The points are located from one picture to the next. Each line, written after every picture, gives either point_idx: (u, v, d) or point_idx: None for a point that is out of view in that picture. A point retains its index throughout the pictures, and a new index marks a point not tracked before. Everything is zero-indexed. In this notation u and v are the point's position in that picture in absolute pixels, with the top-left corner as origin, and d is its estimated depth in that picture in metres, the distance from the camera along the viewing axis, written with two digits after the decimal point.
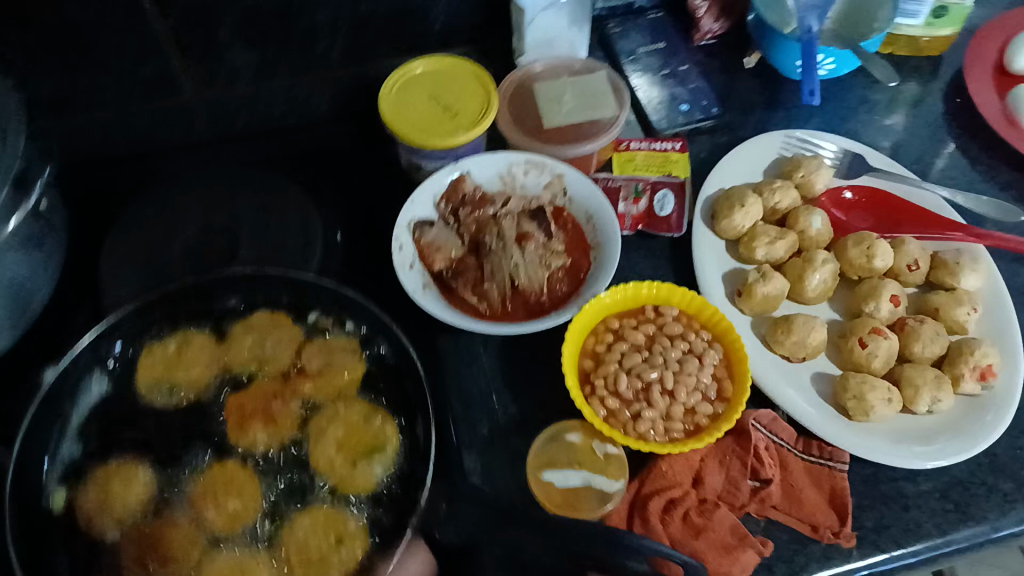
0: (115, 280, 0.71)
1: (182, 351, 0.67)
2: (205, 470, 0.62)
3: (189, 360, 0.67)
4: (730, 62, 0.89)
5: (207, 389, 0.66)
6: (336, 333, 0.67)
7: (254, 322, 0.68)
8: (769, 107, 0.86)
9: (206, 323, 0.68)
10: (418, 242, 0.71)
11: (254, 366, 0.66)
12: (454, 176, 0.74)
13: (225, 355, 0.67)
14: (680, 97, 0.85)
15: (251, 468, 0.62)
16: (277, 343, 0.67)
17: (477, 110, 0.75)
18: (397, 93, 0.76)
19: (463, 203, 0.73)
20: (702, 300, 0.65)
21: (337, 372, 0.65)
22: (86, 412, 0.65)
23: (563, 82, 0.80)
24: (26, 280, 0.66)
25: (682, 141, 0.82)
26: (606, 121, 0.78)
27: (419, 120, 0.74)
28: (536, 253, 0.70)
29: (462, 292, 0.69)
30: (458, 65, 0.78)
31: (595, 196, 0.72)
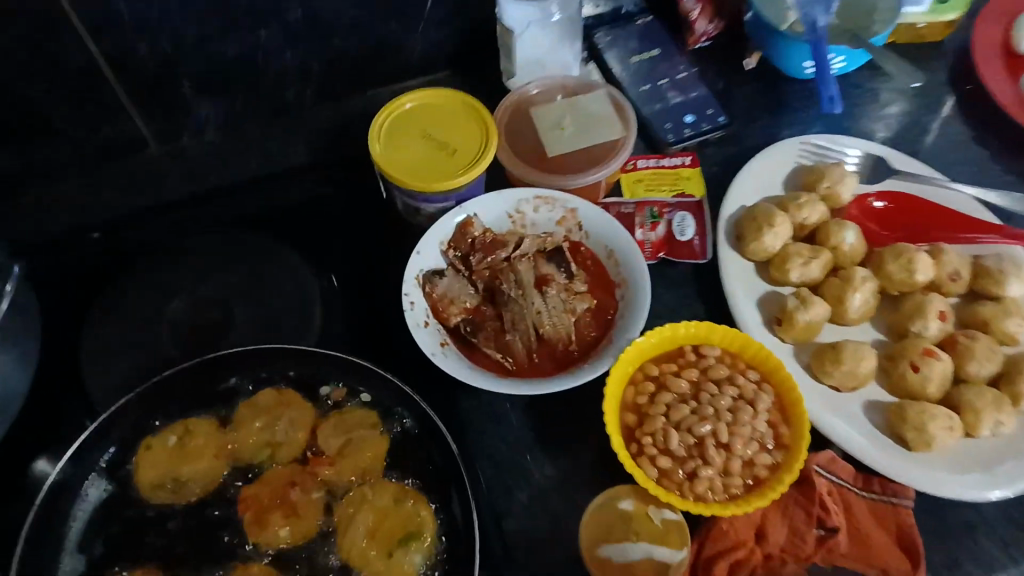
0: (105, 368, 0.66)
1: (185, 444, 0.61)
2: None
3: (194, 452, 0.60)
4: (729, 66, 0.85)
5: (217, 483, 0.60)
6: (352, 406, 0.61)
7: (261, 402, 0.62)
8: (776, 111, 0.82)
9: (207, 409, 0.62)
10: (429, 296, 0.65)
11: (267, 452, 0.60)
12: (460, 219, 0.68)
13: (233, 442, 0.61)
14: (683, 108, 0.80)
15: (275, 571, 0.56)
16: (289, 423, 0.61)
17: (476, 148, 0.70)
18: (388, 133, 0.70)
19: (473, 249, 0.67)
20: (745, 337, 0.61)
21: (360, 450, 0.59)
22: (86, 521, 0.58)
23: (562, 105, 0.75)
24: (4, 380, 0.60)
25: (691, 155, 0.78)
26: (613, 144, 0.74)
27: (416, 163, 0.69)
28: (559, 296, 0.65)
29: (484, 348, 0.64)
30: (449, 97, 0.73)
31: (614, 228, 0.67)
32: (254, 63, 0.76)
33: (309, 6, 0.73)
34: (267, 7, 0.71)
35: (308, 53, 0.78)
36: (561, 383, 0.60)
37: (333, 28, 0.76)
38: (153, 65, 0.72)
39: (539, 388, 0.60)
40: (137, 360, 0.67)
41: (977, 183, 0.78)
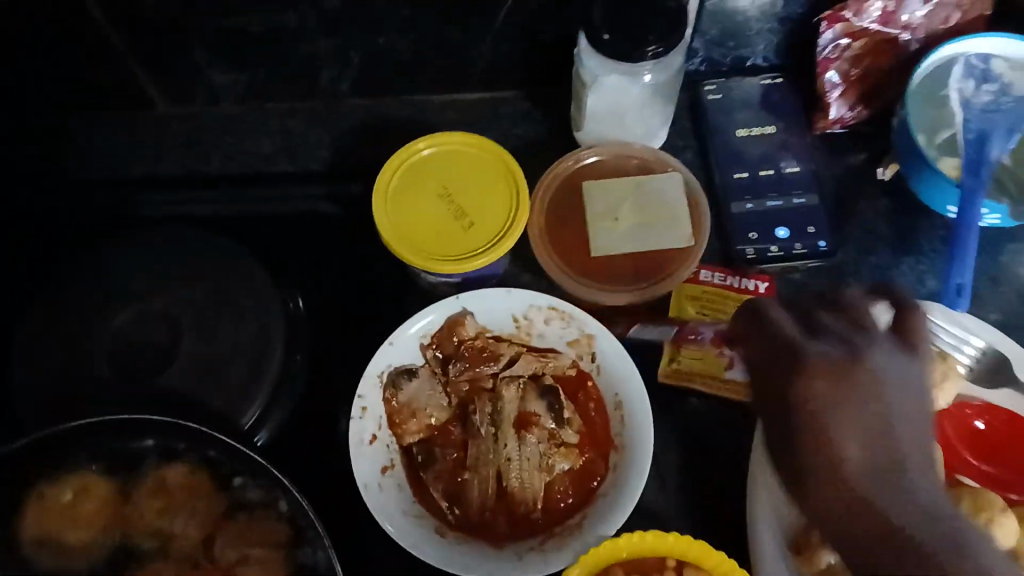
0: (28, 366, 0.59)
1: (77, 502, 0.53)
2: None
3: (84, 516, 0.53)
4: (856, 168, 0.67)
5: (99, 560, 0.52)
6: (263, 515, 0.53)
7: (170, 481, 0.54)
8: (898, 246, 0.64)
9: (115, 471, 0.55)
10: (388, 402, 0.54)
11: (159, 541, 0.53)
12: (453, 313, 0.56)
13: (129, 517, 0.53)
14: (779, 216, 0.64)
15: None
16: (189, 515, 0.53)
17: (502, 221, 0.57)
18: (397, 186, 0.58)
19: (458, 355, 0.56)
20: (742, 573, 0.48)
21: (253, 574, 0.51)
22: None
23: (622, 185, 0.61)
24: None
25: (770, 279, 0.62)
26: (675, 250, 0.59)
27: (424, 234, 0.57)
28: (537, 447, 0.53)
29: (431, 485, 0.53)
30: (477, 146, 0.59)
31: (631, 377, 0.54)
32: (281, 39, 0.64)
33: None
34: None
35: (350, 42, 0.64)
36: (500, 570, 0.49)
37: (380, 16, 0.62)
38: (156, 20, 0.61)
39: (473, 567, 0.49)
40: (63, 364, 0.59)
41: None
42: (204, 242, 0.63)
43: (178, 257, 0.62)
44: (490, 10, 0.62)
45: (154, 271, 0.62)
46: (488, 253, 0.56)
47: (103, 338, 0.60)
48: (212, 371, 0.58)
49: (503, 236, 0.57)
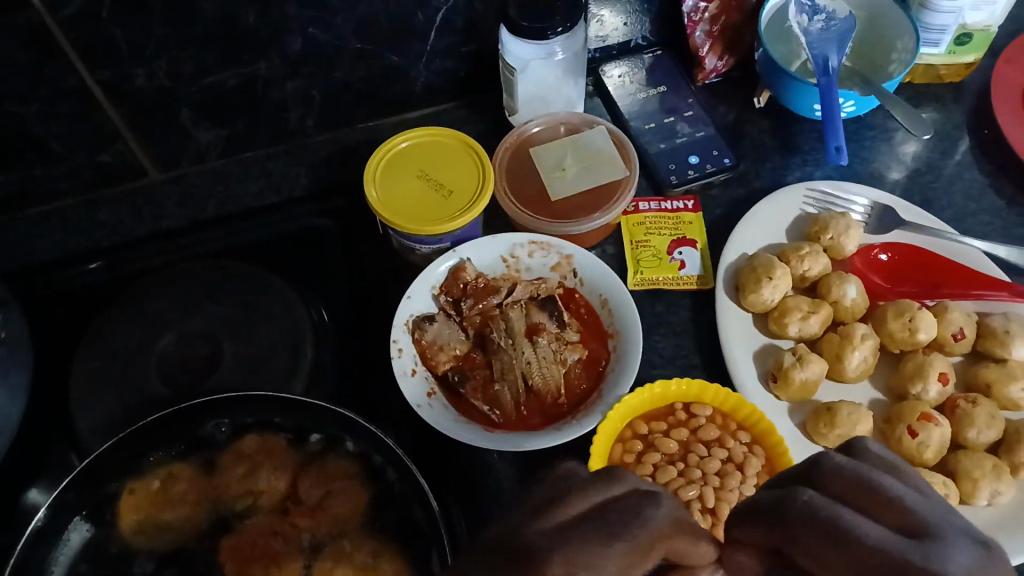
0: (93, 398, 0.66)
1: (166, 487, 0.59)
2: None
3: (177, 496, 0.59)
4: (736, 104, 0.83)
5: (199, 528, 0.59)
6: (336, 456, 0.61)
7: (245, 449, 0.61)
8: (784, 152, 0.80)
9: (193, 456, 0.62)
10: (418, 343, 0.64)
11: (249, 500, 0.60)
12: (452, 264, 0.67)
13: (216, 487, 0.60)
14: (687, 148, 0.78)
15: None
16: (271, 470, 0.60)
17: (473, 187, 0.69)
18: (383, 175, 0.69)
19: (465, 295, 0.67)
20: (738, 397, 0.60)
21: (338, 503, 0.59)
22: (70, 563, 0.57)
23: (562, 145, 0.74)
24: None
25: (694, 198, 0.76)
26: (614, 185, 0.72)
27: (412, 205, 0.68)
28: (549, 347, 0.65)
29: (472, 398, 0.63)
30: (445, 136, 0.72)
31: (609, 277, 0.66)
32: (255, 90, 0.75)
33: (310, 36, 0.71)
34: (266, 37, 0.70)
35: (312, 82, 0.76)
36: (548, 439, 0.58)
37: (335, 54, 0.74)
38: (149, 93, 0.71)
39: (526, 443, 0.58)
40: (123, 389, 0.66)
41: (994, 237, 0.75)
42: (224, 270, 0.72)
43: (202, 285, 0.71)
44: (424, 33, 0.75)
45: (185, 300, 0.71)
46: (466, 211, 0.67)
47: (152, 362, 0.68)
48: (258, 364, 0.67)
49: (476, 198, 0.68)
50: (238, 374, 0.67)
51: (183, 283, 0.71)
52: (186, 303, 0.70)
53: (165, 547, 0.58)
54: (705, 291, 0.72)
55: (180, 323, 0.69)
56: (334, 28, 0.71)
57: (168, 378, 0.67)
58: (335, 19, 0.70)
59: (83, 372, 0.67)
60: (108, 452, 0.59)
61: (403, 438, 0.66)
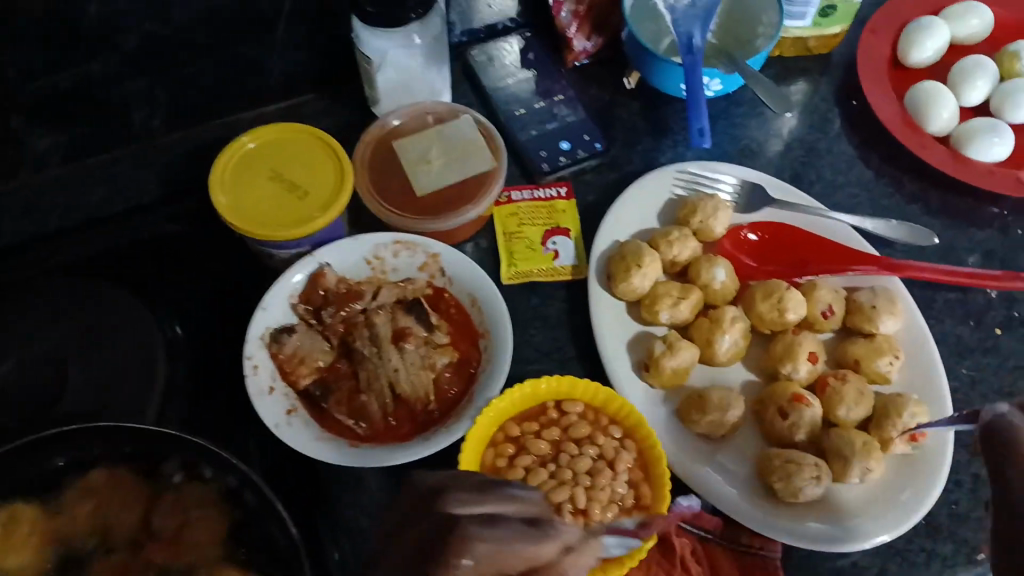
0: None
1: (7, 531, 0.54)
2: None
3: (17, 540, 0.54)
4: (607, 85, 0.81)
5: (44, 570, 0.55)
6: (192, 484, 0.58)
7: (94, 484, 0.57)
8: (656, 134, 0.79)
9: (36, 493, 0.57)
10: (276, 358, 0.61)
11: (99, 536, 0.56)
12: (312, 270, 0.63)
13: (62, 526, 0.56)
14: (558, 133, 0.76)
15: None
16: (122, 506, 0.57)
17: (330, 184, 0.65)
18: (232, 178, 0.65)
19: (326, 303, 0.64)
20: (609, 391, 0.58)
21: (196, 532, 0.56)
22: None
23: (426, 136, 0.71)
24: None
25: (567, 186, 0.74)
26: (481, 176, 0.70)
27: (266, 209, 0.64)
28: (417, 351, 0.63)
29: (337, 412, 0.60)
30: (295, 132, 0.68)
31: (476, 274, 0.64)
32: (92, 93, 0.69)
33: (147, 32, 0.66)
34: (96, 36, 0.64)
35: (155, 81, 0.71)
36: (414, 450, 0.56)
37: (178, 49, 0.69)
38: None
39: (394, 456, 0.56)
40: None
41: (861, 209, 0.76)
42: (70, 289, 0.67)
43: (44, 308, 0.66)
44: (272, 23, 0.70)
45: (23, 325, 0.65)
46: (326, 211, 0.64)
47: None
48: (108, 389, 0.62)
49: (334, 195, 0.65)
50: (87, 403, 0.62)
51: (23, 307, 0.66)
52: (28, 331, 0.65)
53: None
54: (580, 282, 0.70)
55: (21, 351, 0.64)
56: (173, 22, 0.66)
57: (13, 410, 0.62)
58: (172, 14, 0.65)
59: None
60: None
61: (269, 457, 0.62)
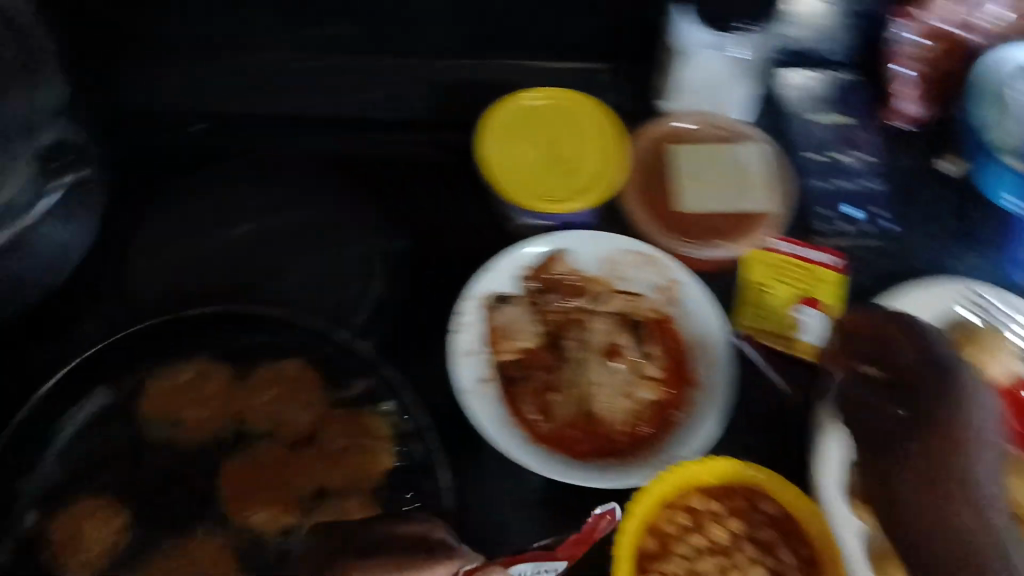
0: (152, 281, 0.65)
1: (200, 382, 0.59)
2: (177, 547, 0.54)
3: (204, 394, 0.58)
4: (921, 160, 0.71)
5: (212, 434, 0.57)
6: (368, 411, 0.58)
7: (284, 372, 0.59)
8: (958, 234, 0.68)
9: (234, 362, 0.60)
10: (487, 321, 0.59)
11: (271, 424, 0.58)
12: (550, 250, 0.61)
13: (242, 400, 0.59)
14: (846, 194, 0.70)
15: (235, 555, 0.54)
16: (298, 404, 0.58)
17: (599, 168, 0.62)
18: (503, 129, 0.63)
19: (554, 287, 0.62)
20: (812, 508, 0.52)
21: (354, 459, 0.56)
22: (84, 425, 0.58)
23: (709, 151, 0.66)
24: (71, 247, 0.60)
25: (842, 258, 0.64)
26: (754, 214, 0.64)
27: (527, 173, 0.61)
28: (623, 374, 0.59)
29: (521, 401, 0.57)
30: (581, 103, 0.65)
31: (713, 321, 0.59)
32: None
33: None
34: None
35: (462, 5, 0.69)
36: (584, 477, 0.53)
37: None
38: None
39: (555, 469, 0.53)
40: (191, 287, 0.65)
41: None
42: None
43: None
44: None
45: None
46: (586, 196, 0.61)
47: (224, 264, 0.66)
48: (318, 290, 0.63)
49: (599, 182, 0.62)
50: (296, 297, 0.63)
51: None
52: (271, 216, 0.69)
53: (176, 442, 0.57)
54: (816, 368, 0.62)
55: None
56: None
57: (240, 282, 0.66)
58: None
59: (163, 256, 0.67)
60: (166, 326, 0.60)
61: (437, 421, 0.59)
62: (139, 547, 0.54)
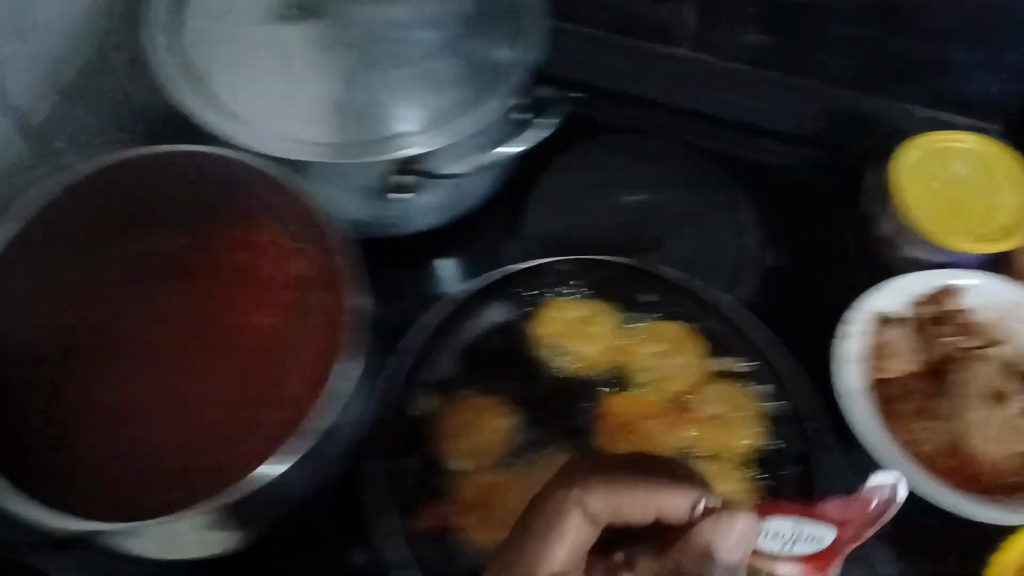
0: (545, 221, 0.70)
1: (591, 320, 0.63)
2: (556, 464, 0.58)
3: (593, 332, 0.63)
4: None
5: (597, 370, 0.62)
6: (744, 387, 0.61)
7: (666, 330, 0.63)
8: None
9: (619, 307, 0.64)
10: (876, 337, 0.61)
11: (650, 375, 0.61)
12: (948, 283, 0.63)
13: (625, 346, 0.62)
14: None
15: None
16: (681, 363, 0.61)
17: (1008, 218, 0.64)
18: (925, 155, 0.67)
19: (941, 322, 0.63)
20: None
21: (728, 427, 0.59)
22: (479, 332, 0.63)
23: None
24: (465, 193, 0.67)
25: None
26: None
27: (935, 200, 0.64)
28: (1002, 420, 0.60)
29: (899, 421, 0.59)
30: (1003, 160, 0.68)
31: None
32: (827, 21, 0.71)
33: None
34: None
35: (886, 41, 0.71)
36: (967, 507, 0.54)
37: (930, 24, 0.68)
38: None
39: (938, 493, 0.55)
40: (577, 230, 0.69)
41: None
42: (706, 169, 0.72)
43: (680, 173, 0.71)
44: None
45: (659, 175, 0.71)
46: (992, 236, 0.62)
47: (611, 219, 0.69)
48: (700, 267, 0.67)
49: (1006, 229, 0.63)
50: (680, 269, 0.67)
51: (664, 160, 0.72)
52: (660, 189, 0.71)
53: (563, 369, 0.62)
54: None
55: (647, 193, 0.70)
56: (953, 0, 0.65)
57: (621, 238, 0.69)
58: None
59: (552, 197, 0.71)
60: (567, 263, 0.65)
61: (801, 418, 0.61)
62: (520, 452, 0.58)
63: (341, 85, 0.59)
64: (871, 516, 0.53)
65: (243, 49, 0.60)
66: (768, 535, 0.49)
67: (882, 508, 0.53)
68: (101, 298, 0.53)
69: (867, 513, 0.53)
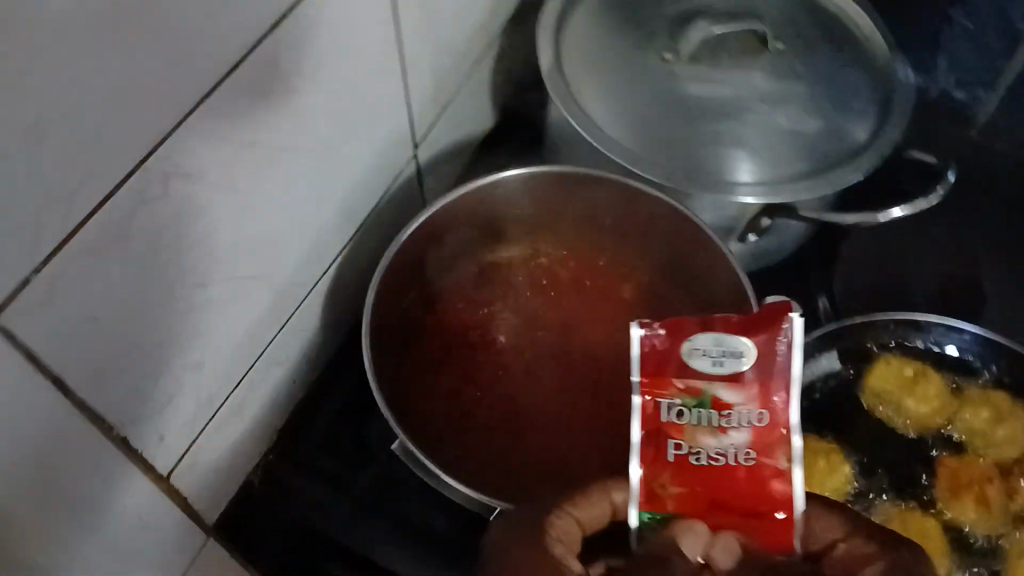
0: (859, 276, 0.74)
1: (917, 380, 0.65)
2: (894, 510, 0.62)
3: (920, 393, 0.65)
4: None
5: (924, 429, 0.65)
6: None
7: (994, 400, 0.65)
8: None
9: (941, 370, 0.68)
10: None
11: (979, 440, 0.64)
12: None
13: (952, 409, 0.65)
14: None
15: (948, 538, 0.62)
16: (1012, 432, 0.63)
17: None
18: None
19: None
20: None
21: None
22: (809, 378, 0.67)
23: None
24: (793, 239, 0.70)
25: None
26: None
27: None
28: None
29: None
30: None
31: None
32: None
33: None
34: None
35: None
36: None
37: None
38: None
39: None
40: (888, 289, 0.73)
41: None
42: (1009, 245, 0.76)
43: (984, 248, 0.75)
44: None
45: (964, 247, 0.75)
46: None
47: (920, 281, 0.74)
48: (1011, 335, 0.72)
49: None
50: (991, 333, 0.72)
51: (967, 233, 0.76)
52: (972, 258, 0.75)
53: (891, 425, 0.66)
54: None
55: (956, 262, 0.74)
56: None
57: (931, 302, 0.73)
58: None
59: (863, 255, 0.75)
60: (894, 322, 0.67)
61: None
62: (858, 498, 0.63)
63: (693, 142, 0.65)
64: (786, 372, 0.43)
65: (638, 96, 0.67)
66: (705, 357, 0.44)
67: (789, 358, 0.43)
68: (489, 315, 0.72)
69: (775, 355, 0.43)
